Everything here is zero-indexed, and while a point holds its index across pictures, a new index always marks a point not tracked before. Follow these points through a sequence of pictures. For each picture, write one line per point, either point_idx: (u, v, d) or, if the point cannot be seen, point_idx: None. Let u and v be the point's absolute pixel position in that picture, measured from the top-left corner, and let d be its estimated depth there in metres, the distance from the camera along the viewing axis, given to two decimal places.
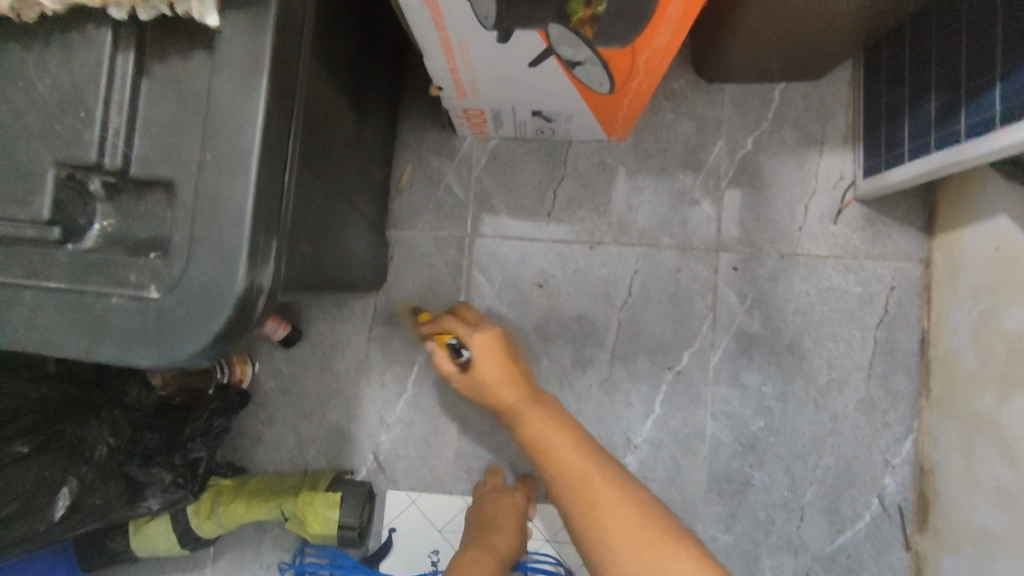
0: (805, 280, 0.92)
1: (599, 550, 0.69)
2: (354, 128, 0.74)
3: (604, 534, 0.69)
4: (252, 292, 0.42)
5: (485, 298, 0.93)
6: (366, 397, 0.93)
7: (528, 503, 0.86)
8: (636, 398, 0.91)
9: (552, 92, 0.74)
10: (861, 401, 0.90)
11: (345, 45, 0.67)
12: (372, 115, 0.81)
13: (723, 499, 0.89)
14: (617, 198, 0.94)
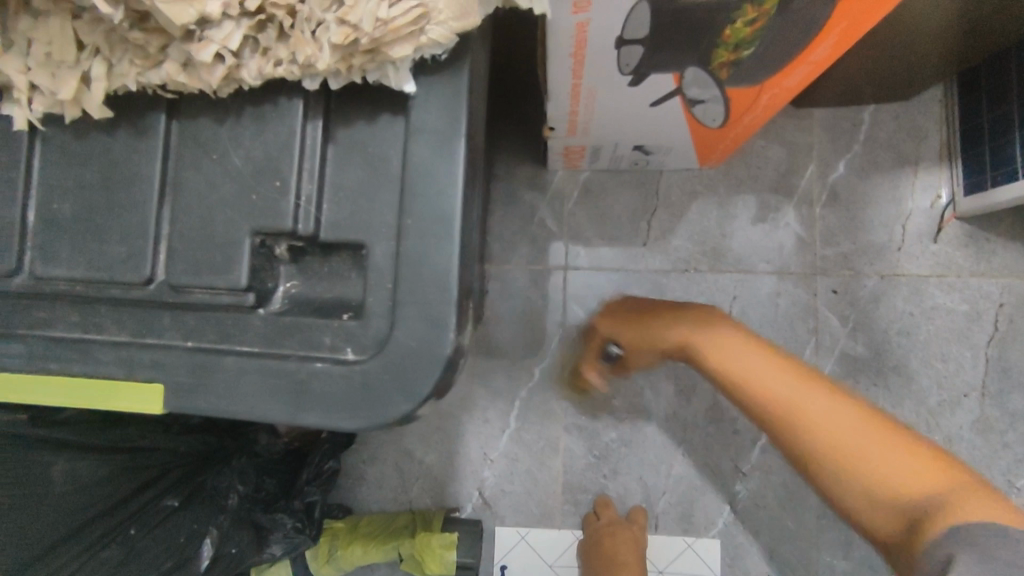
0: (909, 300, 0.92)
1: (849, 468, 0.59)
2: None
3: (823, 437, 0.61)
4: (459, 352, 0.42)
5: (585, 331, 0.93)
6: (470, 434, 0.93)
7: (642, 535, 0.86)
8: (743, 426, 0.90)
9: (661, 130, 0.76)
10: (976, 421, 0.89)
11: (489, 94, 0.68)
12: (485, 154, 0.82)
13: (841, 526, 0.88)
14: (712, 225, 0.95)
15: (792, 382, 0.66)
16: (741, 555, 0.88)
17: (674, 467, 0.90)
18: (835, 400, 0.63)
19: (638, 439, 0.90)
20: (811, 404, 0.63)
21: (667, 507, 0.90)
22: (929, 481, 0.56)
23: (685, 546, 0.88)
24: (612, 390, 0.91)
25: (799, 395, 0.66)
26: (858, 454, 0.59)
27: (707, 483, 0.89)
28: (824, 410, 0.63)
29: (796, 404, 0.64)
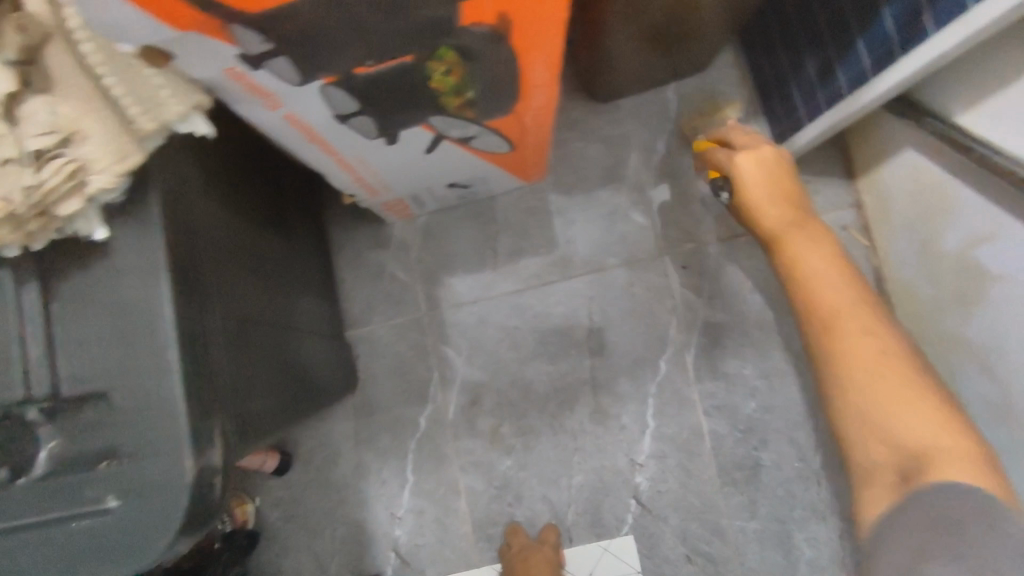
0: (752, 257, 0.95)
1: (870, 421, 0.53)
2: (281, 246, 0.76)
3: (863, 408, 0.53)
4: (211, 475, 0.44)
5: (457, 369, 0.95)
6: (373, 499, 0.93)
7: (556, 554, 0.87)
8: (628, 419, 0.92)
9: (453, 166, 0.77)
10: None
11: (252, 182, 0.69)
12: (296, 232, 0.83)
13: (738, 489, 0.91)
14: (554, 235, 0.97)
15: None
16: (656, 542, 0.90)
17: (574, 477, 0.92)
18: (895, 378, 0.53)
19: (532, 459, 0.92)
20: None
21: (576, 518, 0.91)
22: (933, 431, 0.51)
23: (602, 549, 0.90)
24: (497, 419, 0.94)
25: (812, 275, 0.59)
26: (862, 406, 0.54)
27: (608, 484, 0.91)
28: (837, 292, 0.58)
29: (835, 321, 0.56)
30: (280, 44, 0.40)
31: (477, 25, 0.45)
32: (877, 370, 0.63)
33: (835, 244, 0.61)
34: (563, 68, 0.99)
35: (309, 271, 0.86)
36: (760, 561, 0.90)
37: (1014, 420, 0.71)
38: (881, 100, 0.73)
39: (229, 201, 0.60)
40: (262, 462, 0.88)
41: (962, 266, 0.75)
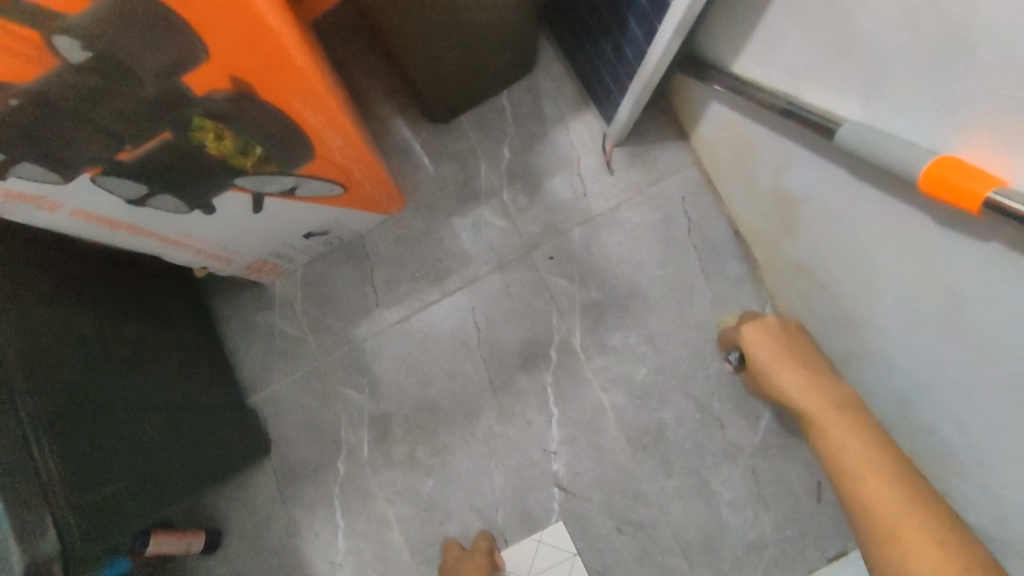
0: (612, 233, 0.99)
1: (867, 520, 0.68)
2: (157, 328, 0.82)
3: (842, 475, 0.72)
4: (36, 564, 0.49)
5: (362, 406, 0.97)
6: (309, 553, 0.94)
7: (489, 559, 0.89)
8: (533, 413, 0.95)
9: (298, 217, 0.82)
10: (713, 302, 0.97)
11: (104, 275, 0.76)
12: (176, 308, 0.88)
13: (650, 453, 0.94)
14: (426, 257, 1.00)
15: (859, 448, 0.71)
16: (586, 522, 0.93)
17: (495, 480, 0.94)
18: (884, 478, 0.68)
19: (452, 475, 0.95)
20: (849, 452, 0.72)
21: (507, 519, 0.93)
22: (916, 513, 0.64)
23: (536, 542, 0.93)
24: (410, 444, 0.96)
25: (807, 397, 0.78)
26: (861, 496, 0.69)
27: (528, 478, 0.94)
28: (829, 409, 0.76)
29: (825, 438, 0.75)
30: (12, 147, 0.47)
31: (215, 91, 0.50)
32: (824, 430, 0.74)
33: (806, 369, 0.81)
34: (400, 101, 1.03)
35: (201, 342, 0.92)
36: (686, 516, 0.93)
37: (853, 324, 0.76)
38: (664, 65, 0.79)
39: (57, 308, 0.66)
40: (189, 544, 0.90)
41: (780, 197, 0.81)
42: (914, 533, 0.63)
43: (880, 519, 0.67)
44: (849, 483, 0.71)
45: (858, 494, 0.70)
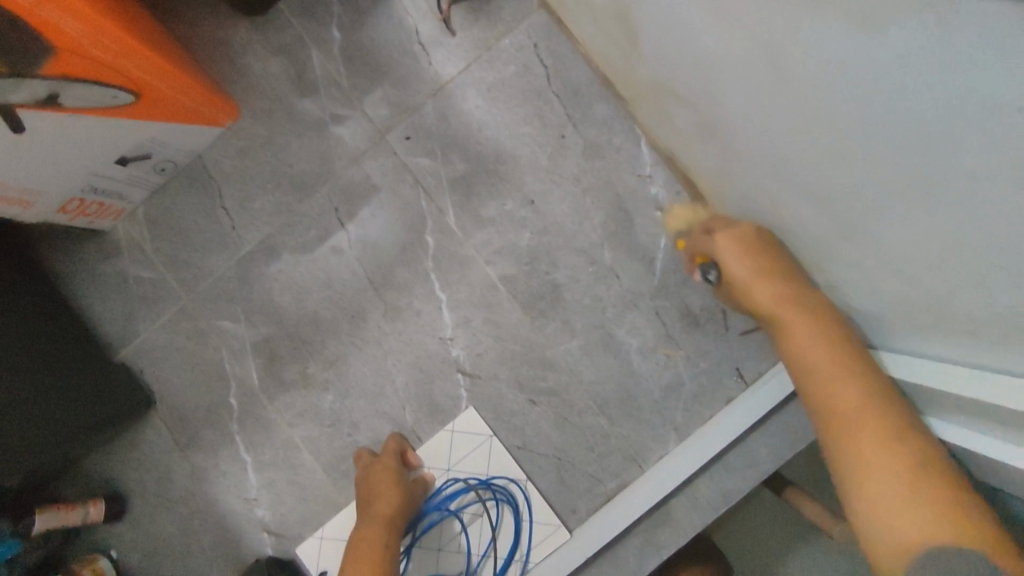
0: (467, 97, 0.90)
1: (854, 490, 0.59)
2: None
3: (857, 468, 0.59)
4: None
5: (240, 336, 0.90)
6: (221, 493, 0.91)
7: (398, 459, 0.85)
8: (420, 303, 0.89)
9: (105, 140, 0.72)
10: (585, 149, 0.89)
11: None
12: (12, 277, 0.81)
13: (548, 317, 0.89)
14: (274, 165, 0.90)
15: (846, 386, 0.63)
16: (498, 401, 0.89)
17: (396, 380, 0.90)
18: (896, 458, 0.58)
19: (350, 384, 0.90)
20: (861, 453, 0.59)
21: (416, 416, 0.89)
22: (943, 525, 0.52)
23: (450, 433, 0.89)
24: (299, 363, 0.90)
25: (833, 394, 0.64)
26: (853, 457, 0.60)
27: (429, 369, 0.89)
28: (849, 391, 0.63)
29: (851, 433, 0.61)
30: None
31: None
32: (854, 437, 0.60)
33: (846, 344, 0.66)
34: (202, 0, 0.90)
35: (52, 308, 0.84)
36: (597, 373, 0.89)
37: (719, 131, 0.70)
38: None
39: None
40: (85, 513, 0.86)
41: (620, 13, 0.73)
42: (888, 488, 0.56)
43: (886, 525, 0.55)
44: (874, 499, 0.57)
45: (842, 448, 0.62)
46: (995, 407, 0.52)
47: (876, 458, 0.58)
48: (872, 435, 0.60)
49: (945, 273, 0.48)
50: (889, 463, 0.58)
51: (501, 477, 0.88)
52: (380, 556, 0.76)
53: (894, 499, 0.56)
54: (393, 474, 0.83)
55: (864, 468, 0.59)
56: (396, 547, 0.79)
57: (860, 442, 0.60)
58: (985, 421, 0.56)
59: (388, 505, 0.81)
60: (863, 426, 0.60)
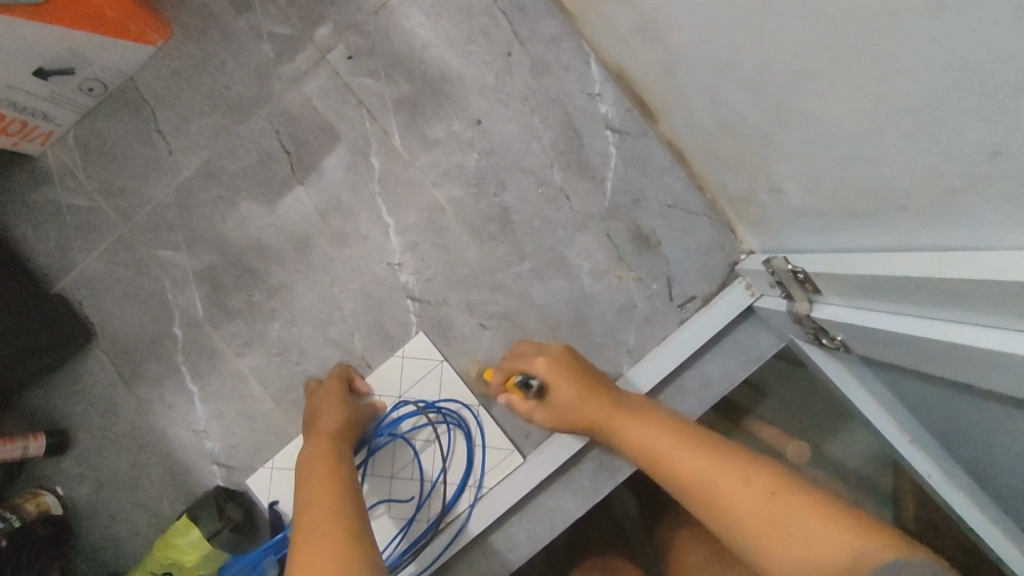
0: (409, 15, 0.87)
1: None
2: None
3: (805, 565, 0.52)
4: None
5: (182, 264, 0.88)
6: (169, 426, 0.89)
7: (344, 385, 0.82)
8: (366, 228, 0.88)
9: (28, 44, 0.70)
10: (532, 67, 0.87)
11: None
12: None
13: (498, 240, 0.87)
14: (209, 87, 0.87)
15: (693, 464, 0.64)
16: (448, 326, 0.88)
17: (344, 307, 0.88)
18: (825, 525, 0.53)
19: (296, 312, 0.88)
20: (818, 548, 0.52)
21: (365, 343, 0.88)
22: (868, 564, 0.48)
23: (401, 359, 0.87)
24: (244, 291, 0.88)
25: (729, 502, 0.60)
26: (802, 555, 0.53)
27: (378, 295, 0.88)
28: (746, 491, 0.59)
29: (771, 524, 0.56)
30: None
31: None
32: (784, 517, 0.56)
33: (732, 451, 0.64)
34: None
35: None
36: (548, 296, 0.87)
37: (657, 30, 0.68)
38: None
39: None
40: (25, 448, 0.84)
41: None
42: (829, 550, 0.51)
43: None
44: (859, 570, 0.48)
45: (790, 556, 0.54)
46: (899, 280, 0.52)
47: (824, 544, 0.52)
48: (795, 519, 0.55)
49: (877, 145, 0.49)
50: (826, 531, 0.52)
51: (453, 401, 0.87)
52: (338, 459, 0.70)
53: (832, 558, 0.51)
54: (337, 398, 0.79)
55: (768, 521, 0.56)
56: (350, 460, 0.71)
57: (797, 537, 0.54)
58: (909, 306, 0.54)
59: (334, 425, 0.75)
60: (778, 502, 0.57)
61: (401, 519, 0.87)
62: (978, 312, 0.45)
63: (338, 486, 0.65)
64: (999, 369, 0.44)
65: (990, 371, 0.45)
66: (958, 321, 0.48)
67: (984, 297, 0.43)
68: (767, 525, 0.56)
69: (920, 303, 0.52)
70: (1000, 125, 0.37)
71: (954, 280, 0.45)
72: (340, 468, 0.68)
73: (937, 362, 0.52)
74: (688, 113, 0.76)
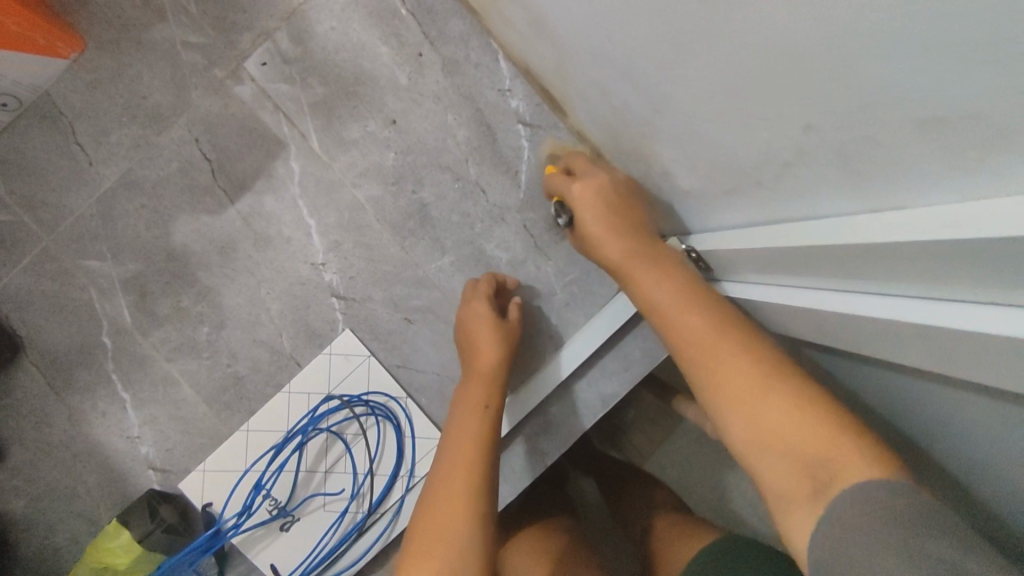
0: (320, 19, 0.89)
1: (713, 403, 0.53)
2: None
3: (719, 392, 0.52)
4: None
5: (108, 274, 0.89)
6: (102, 433, 0.90)
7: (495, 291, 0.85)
8: (289, 230, 0.89)
9: None
10: (442, 67, 0.89)
11: None
12: None
13: (418, 236, 0.90)
14: (126, 98, 0.89)
15: (736, 368, 0.51)
16: (374, 322, 0.90)
17: (271, 309, 0.90)
18: (758, 374, 0.50)
19: (224, 316, 0.90)
20: (735, 386, 0.51)
21: (293, 342, 0.90)
22: (812, 433, 0.46)
23: (328, 355, 0.89)
24: (171, 297, 0.90)
25: (681, 334, 0.57)
26: (723, 380, 0.52)
27: (304, 295, 0.90)
28: (694, 329, 0.56)
29: (695, 354, 0.55)
30: None
31: None
32: (703, 349, 0.54)
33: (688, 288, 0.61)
34: None
35: None
36: None
37: (543, 24, 0.71)
38: None
39: None
40: None
41: None
42: (745, 390, 0.50)
43: (777, 441, 0.47)
44: (779, 439, 0.47)
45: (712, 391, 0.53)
46: (780, 253, 0.54)
47: (741, 381, 0.51)
48: (728, 356, 0.52)
49: (730, 126, 0.51)
50: (753, 376, 0.50)
51: (380, 394, 0.89)
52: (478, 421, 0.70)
53: (763, 410, 0.49)
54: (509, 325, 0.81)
55: (748, 398, 0.50)
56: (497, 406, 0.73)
57: (721, 365, 0.52)
58: (807, 278, 0.54)
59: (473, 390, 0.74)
60: (697, 329, 0.56)
61: (335, 512, 0.88)
62: (875, 280, 0.45)
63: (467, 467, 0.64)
64: (881, 335, 0.46)
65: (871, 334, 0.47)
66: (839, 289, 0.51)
67: (853, 266, 0.46)
68: (696, 351, 0.55)
69: (802, 274, 0.54)
70: (806, 102, 0.40)
71: (818, 251, 0.48)
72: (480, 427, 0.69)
73: (827, 328, 0.55)
74: (585, 103, 0.79)
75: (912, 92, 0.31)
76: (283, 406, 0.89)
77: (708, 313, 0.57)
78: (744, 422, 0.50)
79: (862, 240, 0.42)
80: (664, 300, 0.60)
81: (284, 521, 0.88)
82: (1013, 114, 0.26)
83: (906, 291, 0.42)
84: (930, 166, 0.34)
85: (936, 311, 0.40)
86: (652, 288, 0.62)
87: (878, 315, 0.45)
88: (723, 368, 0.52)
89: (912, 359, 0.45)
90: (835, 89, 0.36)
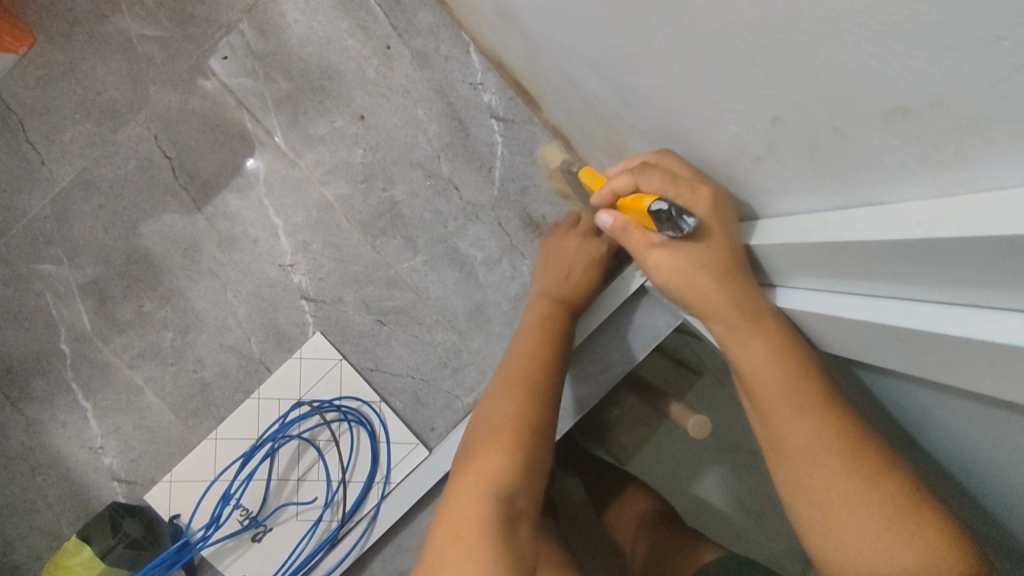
0: (284, 11, 0.86)
1: (794, 492, 0.50)
2: None
3: (812, 493, 0.48)
4: None
5: (65, 278, 0.86)
6: (62, 444, 0.86)
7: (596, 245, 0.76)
8: (255, 230, 0.86)
9: None
10: (412, 60, 0.86)
11: None
12: None
13: (389, 235, 0.87)
14: (80, 93, 0.85)
15: (835, 481, 0.47)
16: (345, 324, 0.87)
17: (238, 312, 0.87)
18: (864, 491, 0.46)
19: (189, 320, 0.87)
20: (829, 492, 0.47)
21: (262, 346, 0.87)
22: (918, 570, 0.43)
23: (298, 360, 0.86)
24: (133, 301, 0.86)
25: (777, 414, 0.50)
26: (820, 479, 0.48)
27: (272, 297, 0.87)
28: (793, 418, 0.49)
29: (790, 440, 0.49)
30: None
31: None
32: (803, 441, 0.49)
33: (787, 354, 0.51)
34: None
35: None
36: (444, 288, 0.87)
37: (511, 14, 0.69)
38: None
39: None
40: None
41: None
42: (841, 501, 0.47)
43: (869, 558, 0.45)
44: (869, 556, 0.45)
45: (803, 487, 0.49)
46: (759, 254, 0.53)
47: (842, 493, 0.47)
48: (832, 464, 0.47)
49: (701, 121, 0.49)
50: (856, 491, 0.46)
51: (353, 398, 0.86)
52: (548, 350, 0.65)
53: (862, 529, 0.46)
54: (591, 256, 0.75)
55: (850, 513, 0.46)
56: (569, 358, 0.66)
57: (821, 467, 0.48)
58: (787, 280, 0.53)
59: (541, 319, 0.69)
60: (796, 425, 0.49)
61: (309, 521, 0.85)
62: (856, 281, 0.44)
63: (527, 398, 0.60)
64: (854, 335, 0.46)
65: (857, 336, 0.46)
66: (820, 291, 0.49)
67: (834, 266, 0.44)
68: (794, 444, 0.49)
69: (781, 275, 0.53)
70: (775, 97, 0.38)
71: (795, 250, 0.47)
72: (548, 354, 0.65)
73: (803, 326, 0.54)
74: (558, 97, 0.76)
75: (884, 83, 0.29)
76: (252, 412, 0.86)
77: (814, 396, 0.49)
78: (835, 531, 0.47)
79: (829, 239, 0.41)
80: (754, 362, 0.52)
81: (256, 532, 0.85)
82: (995, 103, 0.25)
83: (891, 293, 0.41)
84: (903, 159, 0.33)
85: (915, 312, 0.39)
86: (742, 345, 0.52)
87: (851, 315, 0.45)
88: (823, 476, 0.48)
89: (893, 358, 0.44)
90: (803, 83, 0.35)
